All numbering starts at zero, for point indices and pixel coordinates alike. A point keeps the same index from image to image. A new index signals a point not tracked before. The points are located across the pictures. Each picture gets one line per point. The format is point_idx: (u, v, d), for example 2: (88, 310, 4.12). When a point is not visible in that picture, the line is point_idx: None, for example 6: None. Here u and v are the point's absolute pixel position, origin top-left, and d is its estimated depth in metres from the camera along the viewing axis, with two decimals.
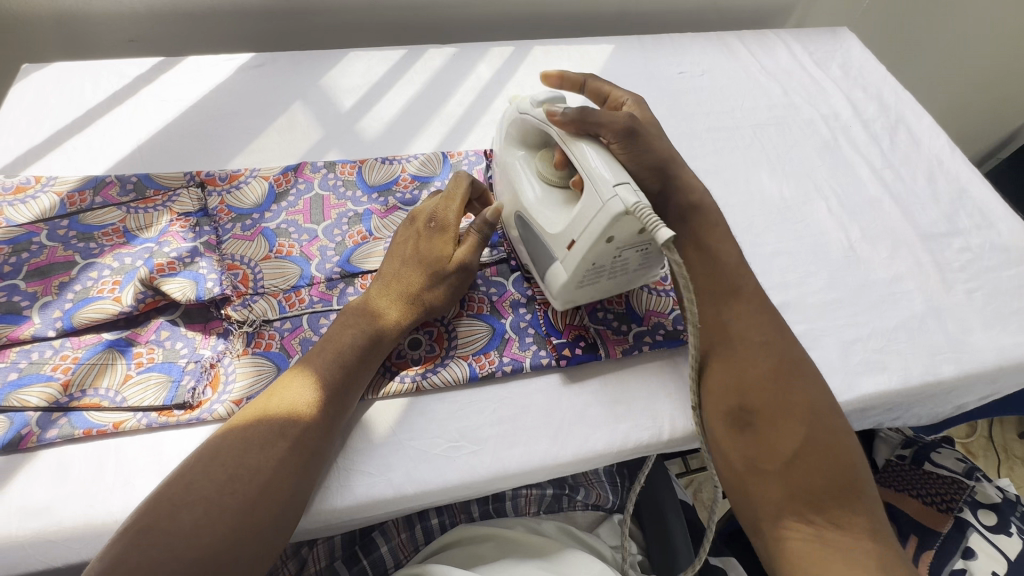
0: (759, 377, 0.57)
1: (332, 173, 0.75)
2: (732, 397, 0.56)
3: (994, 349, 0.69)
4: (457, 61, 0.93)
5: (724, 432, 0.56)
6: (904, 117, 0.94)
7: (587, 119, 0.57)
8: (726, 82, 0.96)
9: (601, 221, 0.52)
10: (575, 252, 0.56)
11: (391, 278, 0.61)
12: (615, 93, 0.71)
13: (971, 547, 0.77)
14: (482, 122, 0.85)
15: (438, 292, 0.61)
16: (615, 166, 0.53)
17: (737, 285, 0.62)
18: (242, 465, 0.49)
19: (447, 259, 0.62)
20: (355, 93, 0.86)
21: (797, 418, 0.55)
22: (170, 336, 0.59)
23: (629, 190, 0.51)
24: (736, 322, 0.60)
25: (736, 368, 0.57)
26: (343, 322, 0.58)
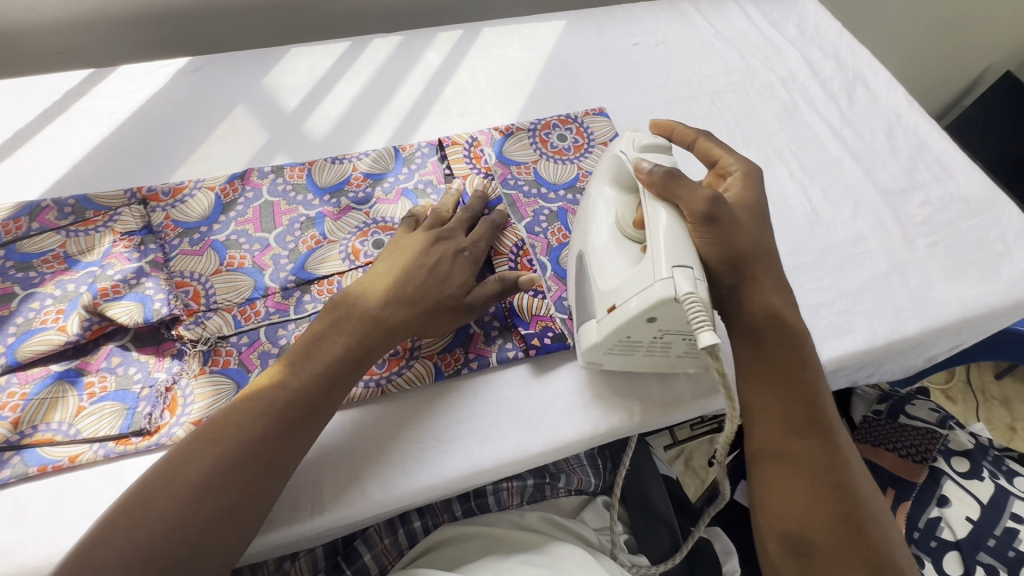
0: (823, 512, 0.52)
1: (280, 178, 0.72)
2: (793, 524, 0.53)
3: (957, 302, 0.69)
4: (405, 50, 0.90)
5: (777, 551, 0.54)
6: (861, 73, 0.93)
7: (676, 180, 0.54)
8: (681, 52, 0.94)
9: (647, 297, 0.50)
10: (615, 317, 0.53)
11: (409, 282, 0.58)
12: (725, 157, 0.65)
13: (945, 495, 0.79)
14: (434, 112, 0.83)
15: (445, 319, 0.59)
16: (683, 247, 0.51)
17: (814, 405, 0.55)
18: (226, 455, 0.48)
19: (465, 289, 0.60)
20: (299, 92, 0.83)
21: (859, 558, 0.51)
22: (122, 362, 0.57)
23: (687, 275, 0.49)
24: (801, 445, 0.54)
25: (796, 493, 0.53)
26: (343, 303, 0.57)
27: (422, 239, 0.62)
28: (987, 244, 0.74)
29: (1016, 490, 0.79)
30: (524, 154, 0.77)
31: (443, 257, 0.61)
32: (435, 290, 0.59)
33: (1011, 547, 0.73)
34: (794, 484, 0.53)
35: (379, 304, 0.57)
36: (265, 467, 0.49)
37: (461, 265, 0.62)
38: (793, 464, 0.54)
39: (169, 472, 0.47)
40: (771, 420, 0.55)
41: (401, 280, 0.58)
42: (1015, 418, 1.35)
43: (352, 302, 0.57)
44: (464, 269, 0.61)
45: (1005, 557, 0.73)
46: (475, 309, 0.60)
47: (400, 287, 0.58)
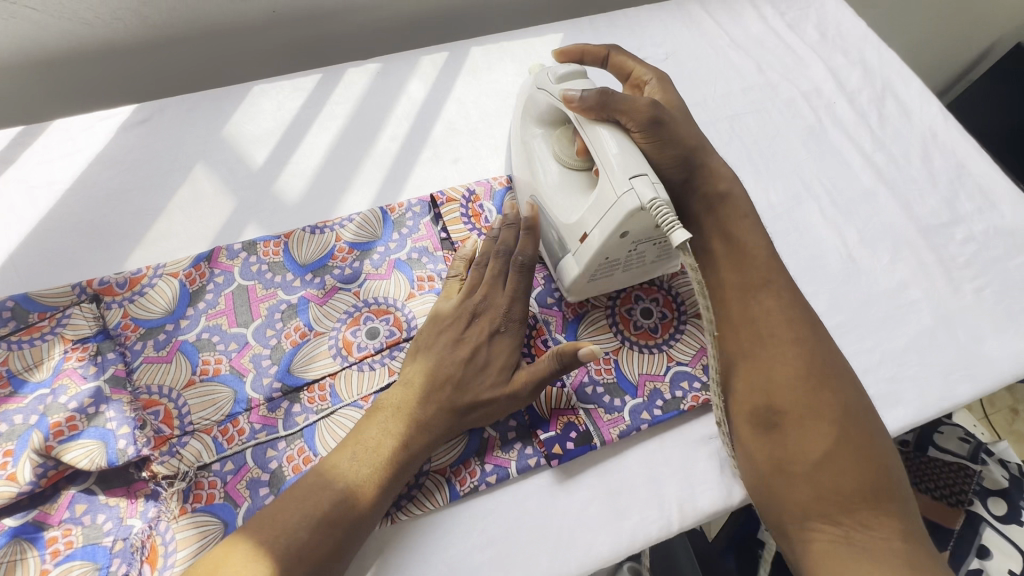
0: (790, 377, 0.53)
1: (253, 256, 0.63)
2: (759, 395, 0.53)
3: (1010, 358, 0.64)
4: (383, 80, 0.79)
5: (748, 431, 0.53)
6: (890, 84, 0.84)
7: (607, 102, 0.53)
8: (693, 66, 0.84)
9: (614, 215, 0.50)
10: (588, 245, 0.54)
11: (444, 379, 0.54)
12: (637, 70, 0.68)
13: (985, 545, 0.75)
14: (423, 158, 0.73)
15: (491, 414, 0.54)
16: (632, 156, 0.51)
17: (771, 278, 0.58)
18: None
19: (509, 370, 0.55)
20: (267, 142, 0.72)
21: (829, 423, 0.51)
22: (88, 510, 0.50)
23: (646, 183, 0.49)
24: (768, 323, 0.56)
25: (765, 370, 0.54)
26: (374, 416, 0.53)
27: (450, 322, 0.57)
28: None
29: None
30: None
31: (477, 344, 0.56)
32: (477, 380, 0.54)
33: None
34: (762, 354, 0.55)
35: (416, 418, 0.52)
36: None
37: (498, 345, 0.56)
38: (762, 337, 0.55)
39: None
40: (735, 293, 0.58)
41: (437, 381, 0.54)
42: None
43: (389, 413, 0.53)
44: (504, 349, 0.56)
45: None
46: (525, 397, 0.54)
47: (439, 388, 0.54)
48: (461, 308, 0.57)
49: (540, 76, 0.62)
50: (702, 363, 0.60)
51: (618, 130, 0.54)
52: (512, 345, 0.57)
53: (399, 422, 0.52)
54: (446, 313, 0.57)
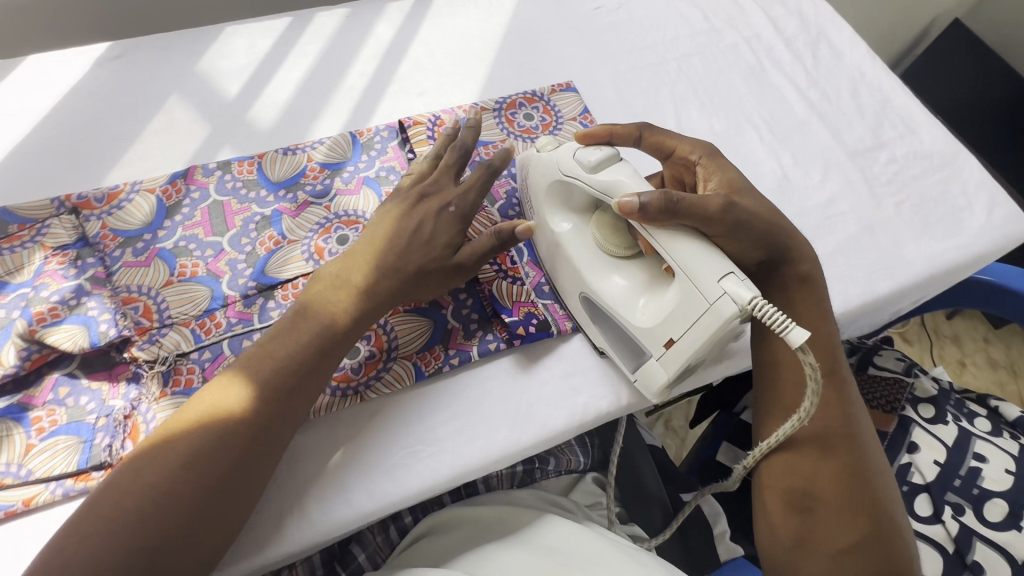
0: (829, 466, 0.55)
1: (228, 174, 0.67)
2: (796, 480, 0.56)
3: (924, 260, 0.71)
4: (352, 23, 0.83)
5: (780, 510, 0.56)
6: (824, 31, 0.92)
7: (672, 206, 0.49)
8: (644, 13, 0.90)
9: (710, 322, 0.47)
10: (677, 352, 0.51)
11: (384, 252, 0.56)
12: (681, 145, 0.61)
13: (914, 442, 0.81)
14: (391, 92, 0.77)
15: (434, 284, 0.57)
16: (711, 256, 0.48)
17: (830, 366, 0.58)
18: (201, 443, 0.46)
19: (452, 248, 0.57)
20: (241, 77, 0.76)
21: (860, 516, 0.54)
22: (71, 393, 0.52)
23: (736, 282, 0.46)
24: (820, 409, 0.57)
25: (807, 457, 0.56)
26: (313, 284, 0.55)
27: (400, 202, 0.59)
28: (949, 200, 0.76)
29: (977, 431, 0.82)
30: (491, 134, 0.73)
31: (426, 217, 0.58)
32: (419, 253, 0.56)
33: (975, 484, 0.77)
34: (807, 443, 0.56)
35: (355, 284, 0.54)
36: (244, 444, 0.47)
37: (445, 221, 0.58)
38: (813, 431, 0.57)
39: (104, 497, 0.43)
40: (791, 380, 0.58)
41: (380, 252, 0.56)
42: (963, 353, 1.56)
43: (327, 281, 0.55)
44: (449, 228, 0.57)
45: (970, 496, 0.76)
46: (468, 270, 0.57)
47: (385, 258, 0.56)
48: (413, 188, 0.60)
49: (563, 160, 0.57)
50: None
51: (690, 230, 0.50)
52: (458, 226, 0.58)
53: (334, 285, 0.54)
54: (399, 193, 0.60)
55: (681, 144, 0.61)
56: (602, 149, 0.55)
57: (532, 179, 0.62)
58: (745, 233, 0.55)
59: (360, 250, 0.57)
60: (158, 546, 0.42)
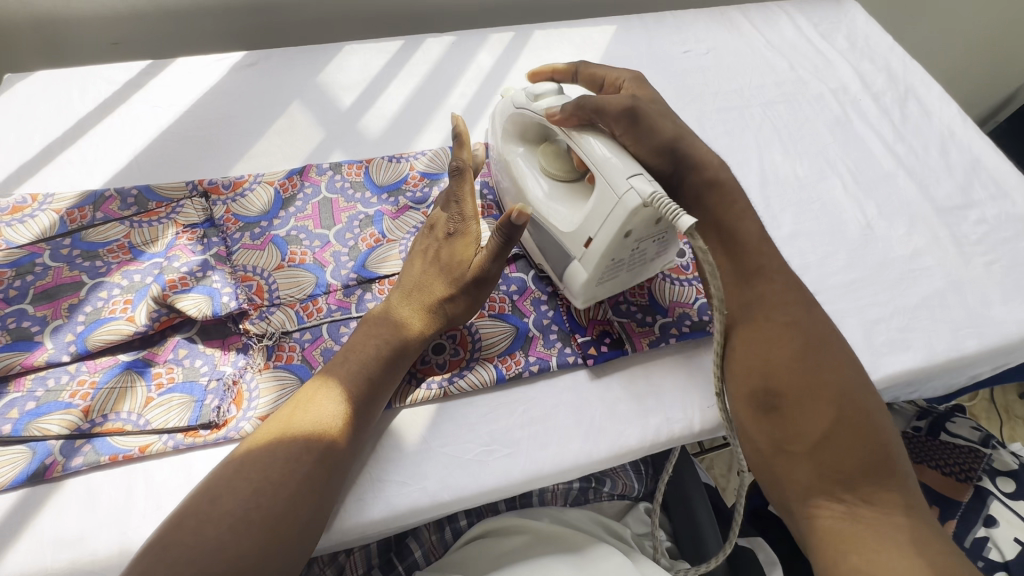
0: (778, 358, 0.53)
1: (338, 175, 0.73)
2: (757, 377, 0.53)
3: (1015, 322, 0.69)
4: (457, 50, 0.90)
5: (748, 414, 0.53)
6: (912, 88, 0.93)
7: (584, 108, 0.56)
8: (732, 60, 0.94)
9: (618, 215, 0.51)
10: (593, 250, 0.55)
11: (414, 287, 0.60)
12: (611, 75, 0.69)
13: (992, 515, 0.77)
14: (488, 113, 0.83)
15: (462, 306, 0.59)
16: (624, 159, 0.53)
17: (761, 263, 0.58)
18: (295, 435, 0.51)
19: (467, 265, 0.59)
20: (355, 89, 0.83)
21: (828, 404, 0.51)
22: (189, 355, 0.58)
23: (643, 181, 0.50)
24: (756, 298, 0.56)
25: (762, 351, 0.53)
26: (365, 322, 0.59)
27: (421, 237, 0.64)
28: None
29: None
30: None
31: (441, 249, 0.62)
32: (439, 280, 0.60)
33: None
34: (757, 333, 0.54)
35: (399, 319, 0.58)
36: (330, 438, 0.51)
37: (456, 247, 0.61)
38: (756, 324, 0.55)
39: (213, 492, 0.48)
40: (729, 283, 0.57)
41: (413, 285, 0.60)
42: None
43: (378, 316, 0.59)
44: (458, 250, 0.60)
45: None
46: (493, 277, 0.59)
47: (416, 291, 0.60)
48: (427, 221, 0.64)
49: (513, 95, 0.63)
50: None
51: (603, 130, 0.56)
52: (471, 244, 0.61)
53: (390, 303, 0.60)
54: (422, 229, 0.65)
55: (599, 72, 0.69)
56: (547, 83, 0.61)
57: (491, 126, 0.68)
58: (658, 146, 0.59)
59: (407, 281, 0.61)
60: (273, 526, 0.47)
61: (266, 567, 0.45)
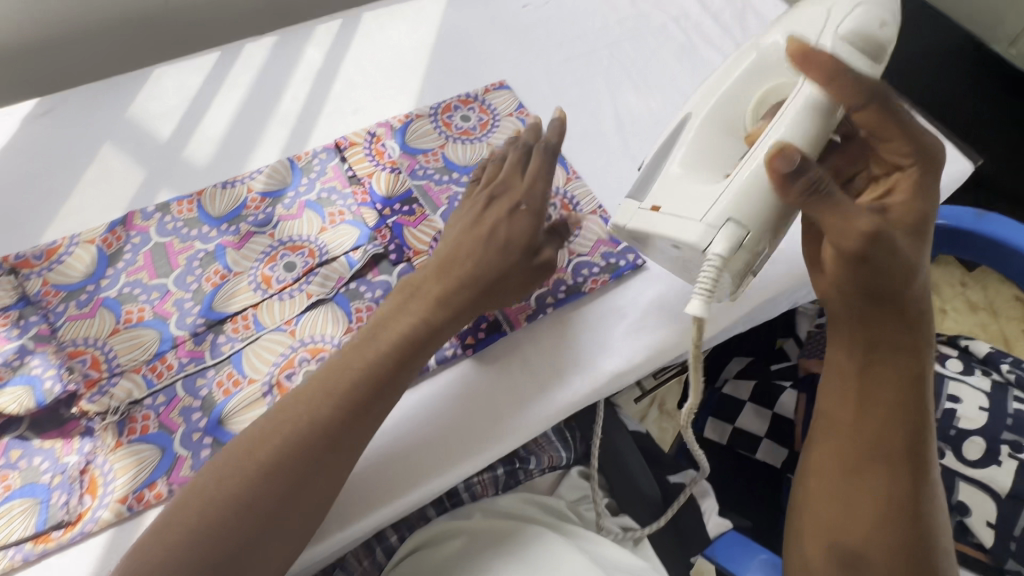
0: (880, 516, 0.52)
1: (168, 215, 0.66)
2: (849, 538, 0.53)
3: None
4: (282, 51, 0.83)
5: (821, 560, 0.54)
6: (749, 1, 0.93)
7: (816, 189, 0.47)
8: (571, 5, 0.92)
9: (682, 227, 0.51)
10: (648, 216, 0.54)
11: (462, 260, 0.58)
12: (895, 145, 0.50)
13: None
14: (326, 112, 0.77)
15: (509, 290, 0.59)
16: (741, 201, 0.50)
17: (906, 438, 0.53)
18: (307, 426, 0.50)
19: (530, 253, 0.60)
20: (173, 116, 0.75)
21: None
22: (23, 455, 0.52)
23: (727, 235, 0.50)
24: (879, 463, 0.53)
25: (850, 508, 0.53)
26: (404, 300, 0.57)
27: (461, 218, 0.61)
28: None
29: (948, 371, 0.82)
30: (428, 141, 0.74)
31: (498, 220, 0.60)
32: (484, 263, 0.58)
33: (952, 425, 0.76)
34: (864, 505, 0.53)
35: (428, 299, 0.56)
36: (344, 429, 0.51)
37: (519, 220, 0.60)
38: (872, 486, 0.53)
39: (221, 473, 0.48)
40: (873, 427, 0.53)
41: (459, 258, 0.58)
42: None
43: (408, 294, 0.58)
44: (520, 226, 0.59)
45: (948, 437, 0.76)
46: (544, 271, 0.60)
47: (491, 237, 0.59)
48: (484, 189, 0.62)
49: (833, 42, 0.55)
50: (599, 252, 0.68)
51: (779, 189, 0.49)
52: (527, 224, 0.60)
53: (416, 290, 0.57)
54: (475, 197, 0.62)
55: (887, 131, 0.49)
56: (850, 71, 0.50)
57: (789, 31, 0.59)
58: (867, 278, 0.50)
59: (449, 252, 0.59)
60: (268, 524, 0.47)
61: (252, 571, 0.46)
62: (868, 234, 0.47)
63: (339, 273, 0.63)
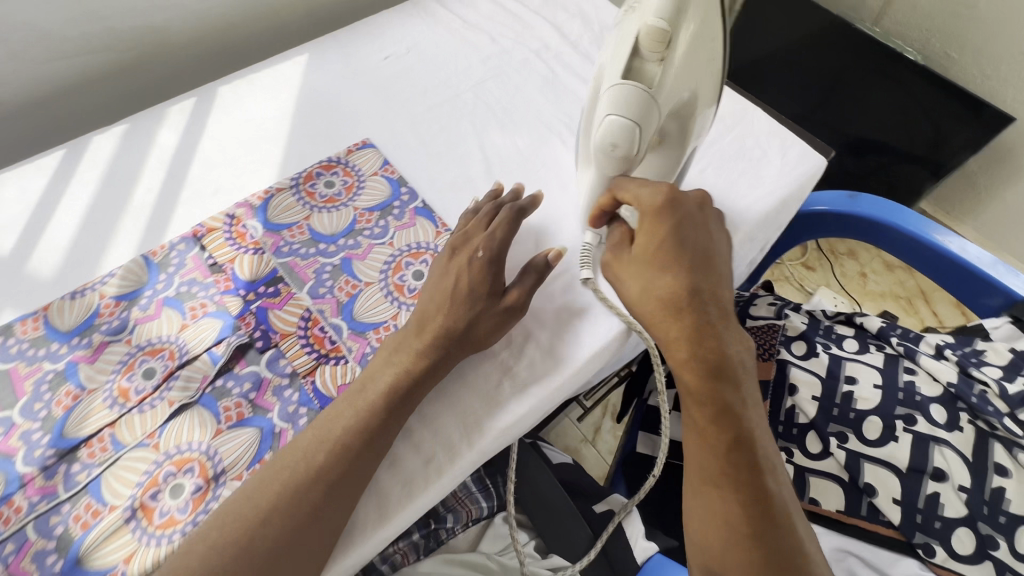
0: (729, 540, 0.51)
1: (11, 339, 0.62)
2: (712, 570, 0.52)
3: (734, 218, 0.74)
4: (133, 139, 0.80)
5: None
6: (606, 24, 0.96)
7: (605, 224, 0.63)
8: (434, 51, 0.92)
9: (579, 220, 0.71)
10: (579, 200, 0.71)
11: (428, 318, 0.60)
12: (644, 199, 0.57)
13: (794, 383, 0.83)
14: (184, 197, 0.74)
15: (468, 347, 0.60)
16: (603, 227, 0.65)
17: (733, 457, 0.53)
18: (284, 492, 0.51)
19: (496, 296, 0.62)
20: (14, 227, 0.71)
21: None
22: None
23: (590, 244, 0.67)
24: (721, 488, 0.53)
25: (711, 536, 0.53)
26: (380, 365, 0.59)
27: (441, 260, 0.66)
28: (747, 153, 0.79)
29: (845, 354, 0.85)
30: (292, 215, 0.72)
31: (461, 269, 0.63)
32: (464, 307, 0.61)
33: (851, 408, 0.79)
34: (714, 532, 0.52)
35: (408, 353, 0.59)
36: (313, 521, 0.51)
37: (479, 269, 0.63)
38: (720, 511, 0.52)
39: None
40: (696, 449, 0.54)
41: (429, 313, 0.61)
42: (862, 264, 1.71)
43: (389, 349, 0.60)
44: (485, 273, 0.63)
45: (849, 421, 0.78)
46: (511, 314, 0.62)
47: (449, 298, 0.61)
48: (448, 244, 0.67)
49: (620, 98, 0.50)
50: None
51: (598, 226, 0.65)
52: (491, 269, 0.63)
53: (395, 347, 0.60)
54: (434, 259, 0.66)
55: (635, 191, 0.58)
56: (616, 146, 0.51)
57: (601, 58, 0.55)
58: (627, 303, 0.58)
59: (433, 292, 0.63)
60: None
61: None
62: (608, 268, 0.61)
63: (203, 372, 0.60)
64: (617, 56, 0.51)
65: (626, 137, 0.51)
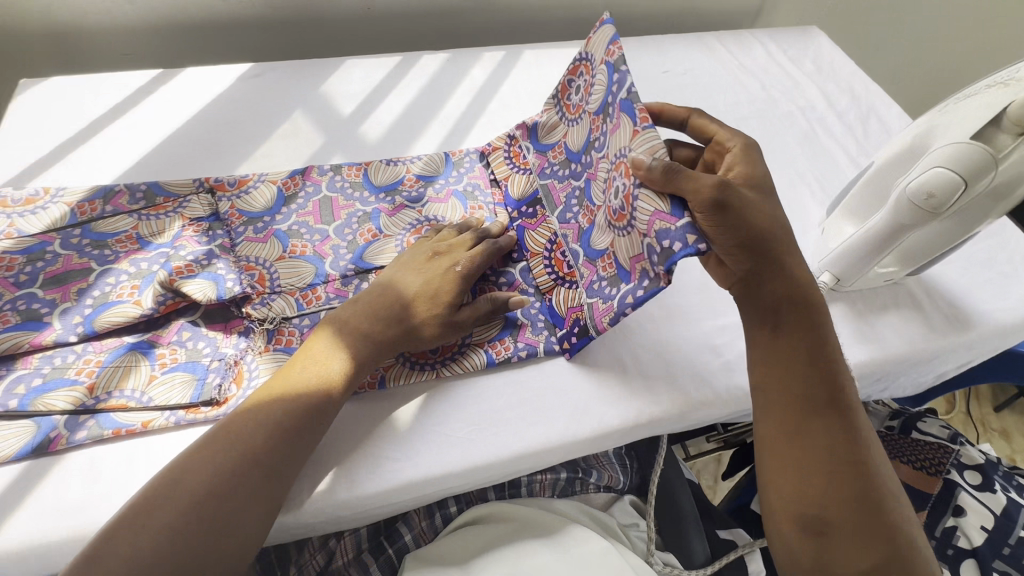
0: (828, 467, 0.54)
1: (338, 175, 0.76)
2: (808, 506, 0.53)
3: (971, 317, 0.74)
4: (452, 66, 0.96)
5: (795, 536, 0.54)
6: (874, 107, 1.00)
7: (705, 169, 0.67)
8: (708, 80, 1.01)
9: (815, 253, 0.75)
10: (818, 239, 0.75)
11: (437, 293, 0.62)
12: (721, 135, 0.65)
13: (960, 505, 0.79)
14: (481, 123, 0.88)
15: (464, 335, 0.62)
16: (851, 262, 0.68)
17: (829, 389, 0.56)
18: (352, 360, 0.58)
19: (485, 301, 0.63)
20: (355, 99, 0.88)
21: (877, 532, 0.52)
22: (192, 337, 0.61)
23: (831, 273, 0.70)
24: (818, 421, 0.55)
25: (804, 467, 0.54)
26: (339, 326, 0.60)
27: (420, 258, 0.65)
28: (996, 265, 0.79)
29: None
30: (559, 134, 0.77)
31: (451, 269, 0.63)
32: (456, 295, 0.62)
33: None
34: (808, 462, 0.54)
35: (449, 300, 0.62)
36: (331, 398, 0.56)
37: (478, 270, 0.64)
38: (810, 436, 0.55)
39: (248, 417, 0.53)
40: (787, 380, 0.56)
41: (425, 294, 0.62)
42: (1012, 448, 1.50)
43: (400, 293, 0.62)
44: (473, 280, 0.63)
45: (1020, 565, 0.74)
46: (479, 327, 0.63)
47: (440, 286, 0.62)
48: (431, 245, 0.66)
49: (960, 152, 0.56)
50: (654, 229, 0.56)
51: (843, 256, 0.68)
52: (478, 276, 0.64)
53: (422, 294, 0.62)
54: (416, 249, 0.66)
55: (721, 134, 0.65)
56: (936, 193, 0.57)
57: (936, 120, 0.61)
58: (733, 228, 0.55)
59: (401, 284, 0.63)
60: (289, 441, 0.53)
61: (264, 493, 0.50)
62: (711, 194, 0.53)
63: None
64: (967, 120, 0.57)
65: (947, 189, 0.57)
